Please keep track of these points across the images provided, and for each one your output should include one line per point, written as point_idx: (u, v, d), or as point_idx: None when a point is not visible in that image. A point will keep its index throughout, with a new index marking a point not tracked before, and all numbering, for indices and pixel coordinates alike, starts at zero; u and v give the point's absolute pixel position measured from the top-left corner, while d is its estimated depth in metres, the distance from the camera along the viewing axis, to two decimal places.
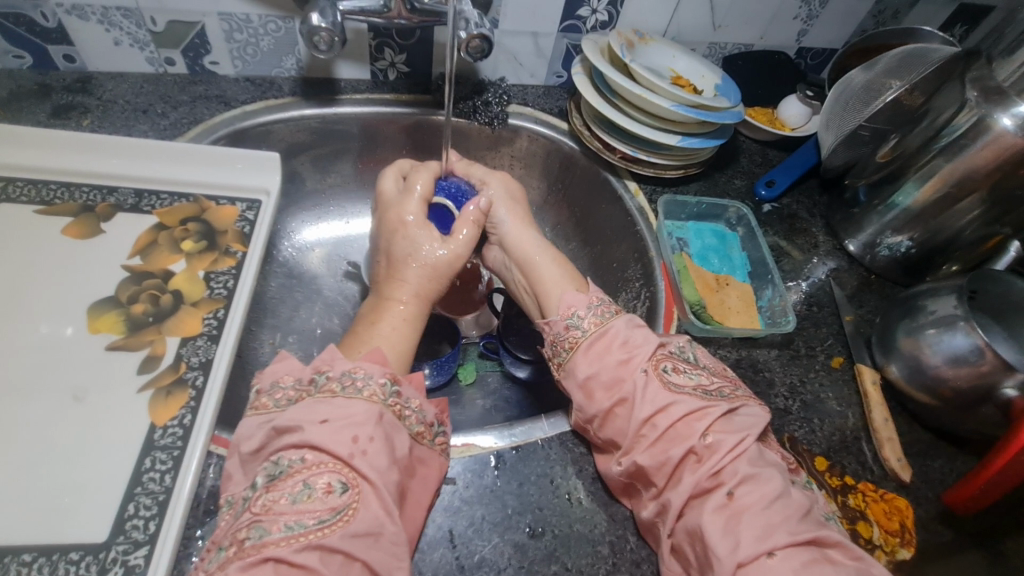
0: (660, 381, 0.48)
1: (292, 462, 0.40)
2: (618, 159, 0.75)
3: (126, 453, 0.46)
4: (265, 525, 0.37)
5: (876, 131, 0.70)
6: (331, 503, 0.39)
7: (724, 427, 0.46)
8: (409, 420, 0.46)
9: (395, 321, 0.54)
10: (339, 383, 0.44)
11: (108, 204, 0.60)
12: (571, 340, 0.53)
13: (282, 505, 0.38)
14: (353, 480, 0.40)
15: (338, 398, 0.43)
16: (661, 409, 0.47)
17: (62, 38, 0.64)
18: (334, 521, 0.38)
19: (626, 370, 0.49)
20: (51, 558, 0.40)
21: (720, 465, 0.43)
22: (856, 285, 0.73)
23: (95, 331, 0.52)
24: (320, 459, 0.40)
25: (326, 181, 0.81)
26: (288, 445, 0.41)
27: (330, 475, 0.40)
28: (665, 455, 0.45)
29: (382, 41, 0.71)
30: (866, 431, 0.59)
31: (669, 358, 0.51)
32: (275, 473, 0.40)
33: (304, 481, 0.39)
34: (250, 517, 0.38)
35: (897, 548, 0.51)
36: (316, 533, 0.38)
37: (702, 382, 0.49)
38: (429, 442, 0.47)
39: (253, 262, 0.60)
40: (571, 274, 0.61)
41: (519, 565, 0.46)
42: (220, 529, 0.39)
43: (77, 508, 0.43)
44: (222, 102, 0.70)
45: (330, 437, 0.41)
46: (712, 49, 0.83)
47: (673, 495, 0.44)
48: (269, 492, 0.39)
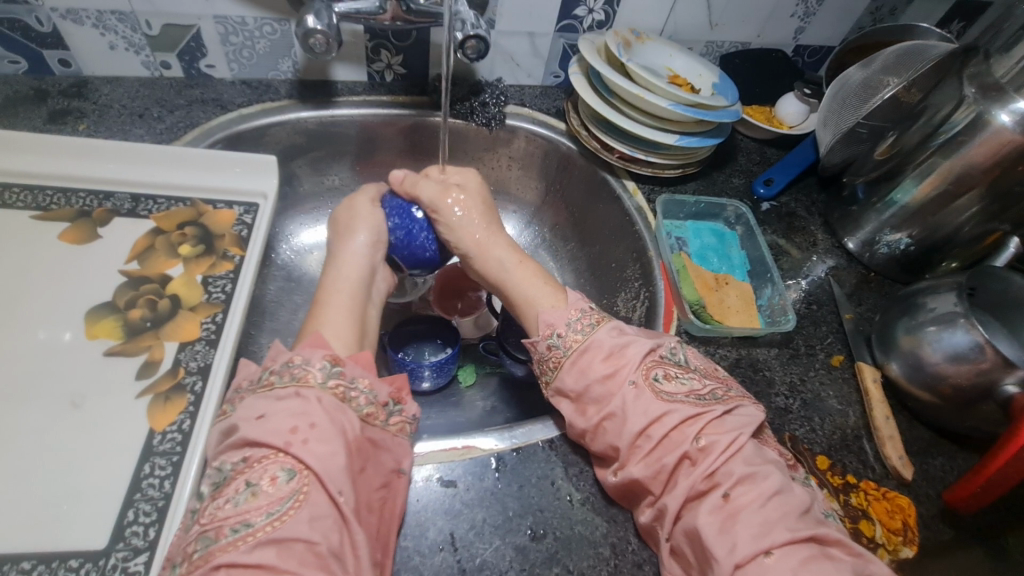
0: (652, 392, 0.47)
1: (234, 465, 0.41)
2: (616, 158, 0.75)
3: (125, 459, 0.46)
4: (212, 533, 0.37)
5: (875, 128, 0.68)
6: (277, 495, 0.39)
7: (717, 429, 0.46)
8: (357, 401, 0.46)
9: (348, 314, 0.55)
10: (277, 373, 0.45)
11: (104, 209, 0.60)
12: (554, 359, 0.52)
13: (227, 509, 0.38)
14: (299, 468, 0.40)
15: (275, 389, 0.44)
16: (656, 419, 0.46)
17: (57, 43, 0.64)
18: (282, 512, 0.38)
19: (613, 384, 0.49)
20: (50, 565, 0.40)
21: (714, 467, 0.43)
22: (855, 283, 0.72)
23: (93, 337, 0.52)
24: (259, 455, 0.41)
25: (324, 183, 0.81)
26: (228, 449, 0.42)
27: (273, 467, 0.40)
28: (659, 463, 0.45)
29: (379, 43, 0.71)
30: (867, 429, 0.59)
31: (661, 364, 0.50)
32: (219, 480, 0.41)
33: (247, 480, 0.39)
34: (199, 528, 0.38)
35: (900, 547, 0.51)
36: (266, 528, 0.37)
37: (694, 387, 0.48)
38: (381, 423, 0.47)
39: (251, 266, 0.59)
40: (550, 285, 0.59)
41: (520, 568, 0.46)
42: (172, 544, 0.39)
43: (76, 515, 0.43)
44: (218, 105, 0.70)
45: (264, 432, 0.41)
46: (709, 48, 0.83)
47: (670, 499, 0.44)
48: (215, 499, 0.39)
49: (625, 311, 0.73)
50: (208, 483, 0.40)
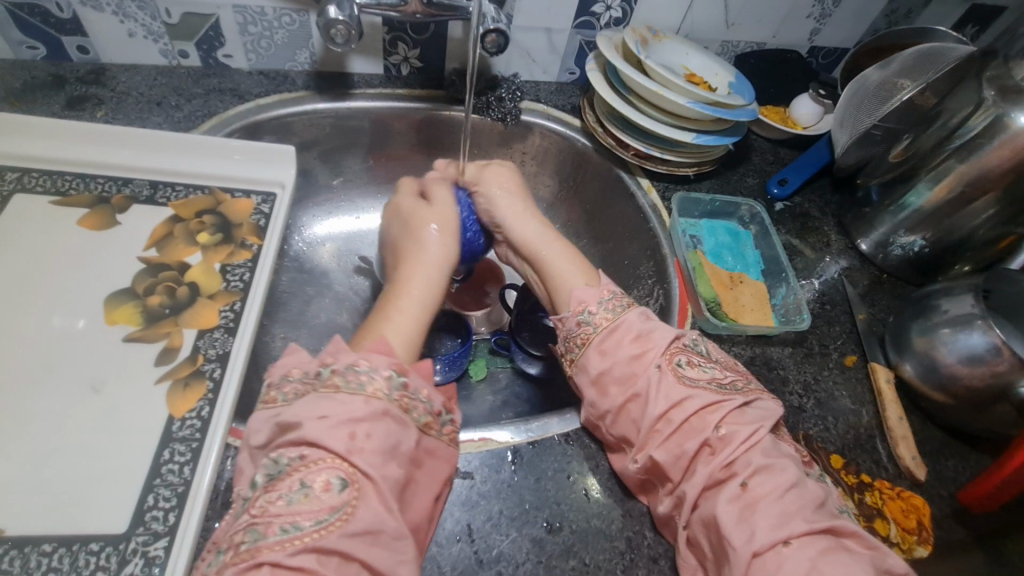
0: (674, 376, 0.48)
1: (291, 460, 0.40)
2: (631, 155, 0.75)
3: (145, 444, 0.46)
4: (260, 528, 0.37)
5: (889, 130, 0.69)
6: (329, 503, 0.38)
7: (736, 419, 0.46)
8: (416, 412, 0.45)
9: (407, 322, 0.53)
10: (341, 376, 0.44)
11: (123, 195, 0.60)
12: (583, 336, 0.52)
13: (279, 506, 0.38)
14: (352, 478, 0.40)
15: (341, 393, 0.43)
16: (677, 403, 0.46)
17: (76, 29, 0.64)
18: (331, 521, 0.38)
19: (640, 365, 0.49)
20: (71, 549, 0.40)
21: (734, 457, 0.43)
22: (867, 284, 0.73)
23: (112, 322, 0.52)
24: (317, 456, 0.40)
25: (337, 175, 0.81)
26: (288, 444, 0.41)
27: (329, 472, 0.39)
28: (680, 449, 0.45)
29: (396, 36, 0.71)
30: (880, 429, 0.59)
31: (685, 351, 0.50)
32: (273, 473, 0.40)
33: (301, 481, 0.39)
34: (248, 519, 0.38)
35: (913, 547, 0.51)
36: (314, 534, 0.37)
37: (716, 375, 0.49)
38: (436, 433, 0.46)
39: (268, 255, 0.59)
40: (584, 267, 0.59)
41: (536, 560, 0.46)
42: (218, 531, 0.39)
43: (96, 499, 0.43)
44: (235, 95, 0.70)
45: (328, 433, 0.40)
46: (724, 47, 0.83)
47: (689, 487, 0.44)
48: (267, 492, 0.39)
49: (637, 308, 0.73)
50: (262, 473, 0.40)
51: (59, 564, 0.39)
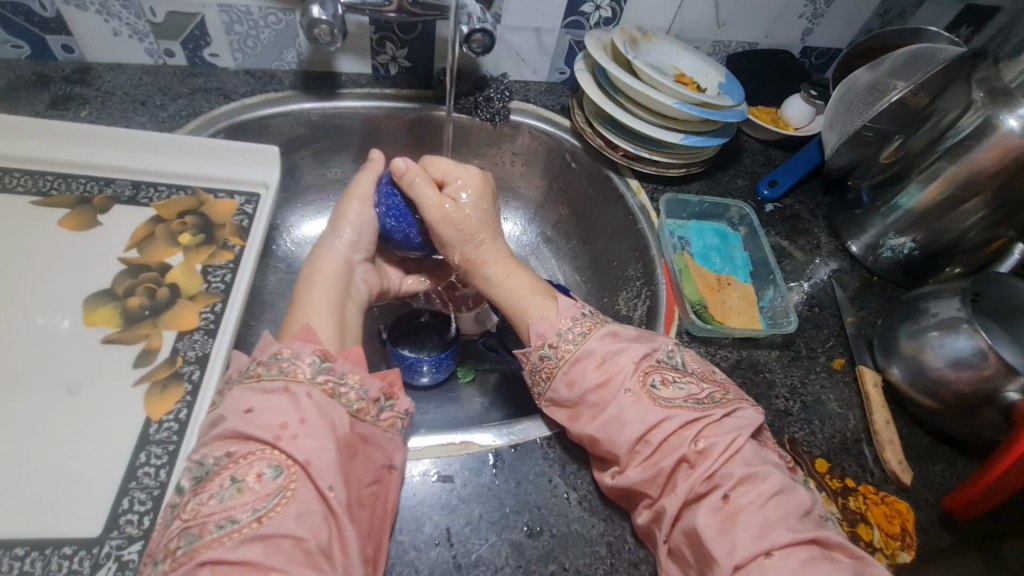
0: (650, 399, 0.47)
1: (219, 459, 0.40)
2: (620, 156, 0.74)
3: (121, 447, 0.45)
4: (194, 530, 0.37)
5: (882, 132, 0.67)
6: (264, 491, 0.38)
7: (714, 431, 0.45)
8: (346, 398, 0.45)
9: (326, 302, 0.55)
10: (265, 366, 0.44)
11: (105, 195, 0.60)
12: (547, 370, 0.52)
13: (211, 504, 0.38)
14: (287, 463, 0.40)
15: (263, 381, 0.43)
16: (654, 426, 0.46)
17: (60, 28, 0.64)
18: (269, 508, 0.38)
19: (607, 393, 0.48)
20: (43, 552, 0.40)
21: (714, 468, 0.43)
22: (857, 287, 0.72)
23: (91, 324, 0.52)
24: (247, 450, 0.40)
25: (326, 175, 0.81)
26: (216, 442, 0.41)
27: (261, 463, 0.39)
28: (657, 467, 0.45)
29: (384, 35, 0.71)
30: (867, 433, 0.58)
31: (659, 369, 0.49)
32: (201, 475, 0.40)
33: (232, 476, 0.39)
34: (182, 524, 0.38)
35: (897, 552, 0.50)
36: (253, 524, 0.37)
37: (692, 391, 0.48)
38: (371, 419, 0.46)
39: (251, 256, 0.59)
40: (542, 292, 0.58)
41: (516, 564, 0.46)
42: (153, 541, 0.38)
43: (70, 502, 0.42)
44: (221, 94, 0.69)
45: (253, 425, 0.41)
46: (716, 48, 0.83)
47: (668, 502, 0.44)
48: (198, 494, 0.39)
49: (625, 310, 0.73)
50: (190, 475, 0.40)
51: (31, 568, 0.39)
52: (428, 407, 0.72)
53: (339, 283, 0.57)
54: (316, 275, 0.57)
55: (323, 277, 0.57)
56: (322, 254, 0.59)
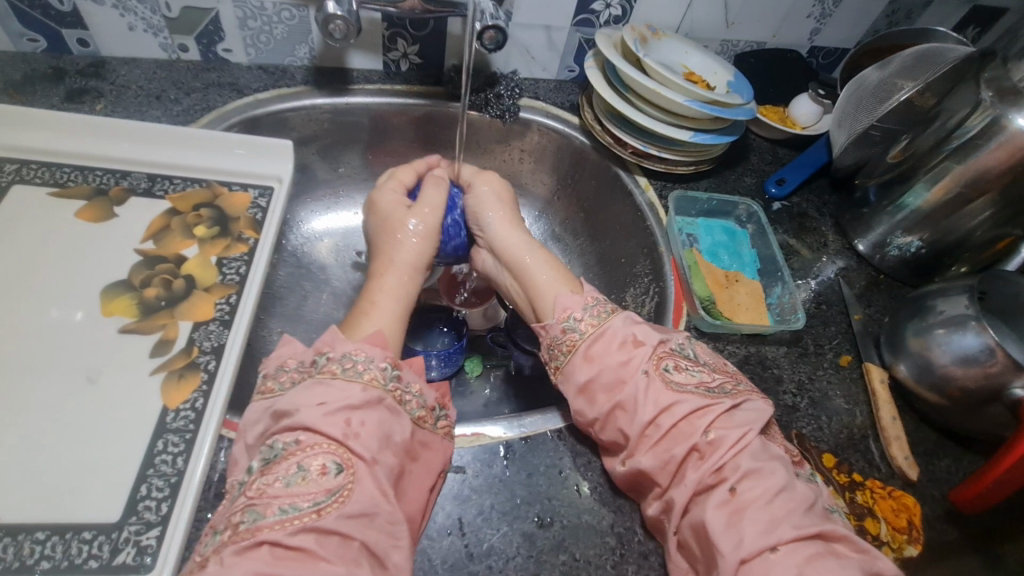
0: (663, 382, 0.48)
1: (287, 445, 0.41)
2: (629, 153, 0.75)
3: (139, 435, 0.46)
4: (259, 508, 0.38)
5: (888, 131, 0.69)
6: (326, 485, 0.39)
7: (725, 424, 0.46)
8: (409, 405, 0.46)
9: (394, 311, 0.55)
10: (339, 364, 0.45)
11: (121, 188, 0.61)
12: (569, 343, 0.53)
13: (276, 488, 0.39)
14: (349, 461, 0.40)
15: (337, 379, 0.44)
16: (665, 409, 0.47)
17: (76, 22, 0.64)
18: (328, 503, 0.38)
19: (627, 371, 0.49)
20: (64, 536, 0.41)
21: (723, 461, 0.44)
22: (864, 284, 0.73)
23: (108, 313, 0.53)
24: (315, 441, 0.41)
25: (335, 170, 0.81)
26: (284, 430, 0.42)
27: (325, 456, 0.40)
28: (668, 454, 0.45)
29: (396, 32, 0.71)
30: (874, 429, 0.59)
31: (672, 356, 0.50)
32: (269, 457, 0.41)
33: (299, 463, 0.40)
34: (245, 500, 0.39)
35: (904, 546, 0.51)
36: (311, 515, 0.38)
37: (704, 379, 0.49)
38: (430, 426, 0.47)
39: (265, 248, 0.60)
40: (567, 275, 0.60)
41: (527, 554, 0.46)
42: (217, 512, 0.40)
43: (90, 489, 0.43)
44: (234, 89, 0.70)
45: (323, 419, 0.41)
46: (724, 47, 0.83)
47: (678, 493, 0.44)
48: (264, 475, 0.39)
49: (633, 305, 0.73)
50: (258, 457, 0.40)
51: (52, 552, 0.40)
52: None
53: (408, 290, 0.58)
54: (387, 282, 0.58)
55: (394, 286, 0.58)
56: (386, 261, 0.59)
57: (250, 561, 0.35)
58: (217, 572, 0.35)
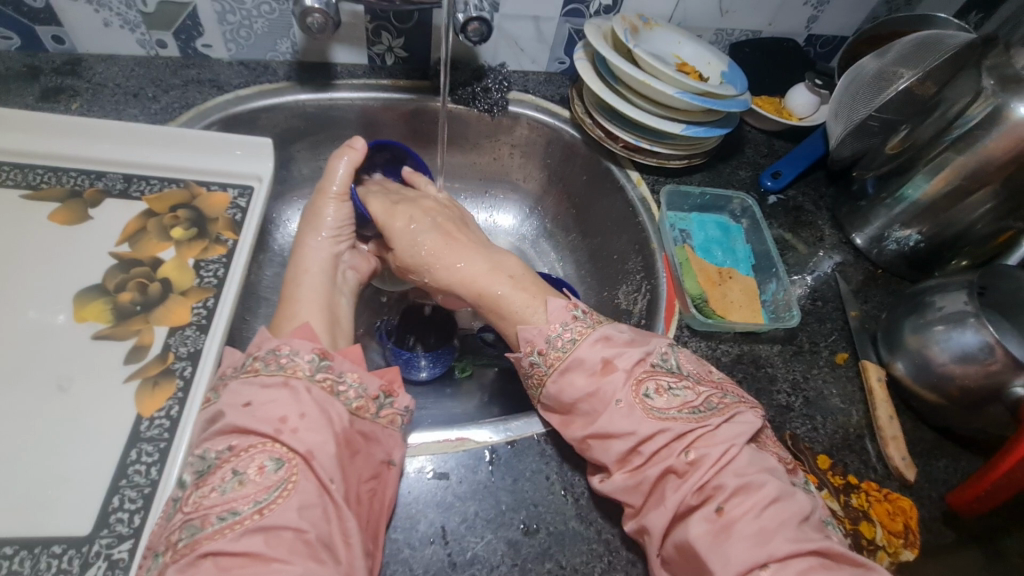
0: (642, 410, 0.46)
1: (220, 453, 0.40)
2: (620, 147, 0.73)
3: (111, 445, 0.45)
4: (196, 522, 0.37)
5: (886, 121, 0.67)
6: (265, 483, 0.38)
7: (707, 442, 0.44)
8: (346, 395, 0.45)
9: (315, 299, 0.55)
10: (262, 360, 0.44)
11: (96, 189, 0.59)
12: (537, 375, 0.50)
13: (213, 498, 0.38)
14: (288, 456, 0.40)
15: (260, 376, 0.43)
16: (647, 437, 0.45)
17: (50, 19, 0.63)
18: (269, 501, 0.38)
19: (599, 402, 0.47)
20: (33, 551, 0.40)
21: (704, 479, 0.42)
22: (861, 280, 0.71)
23: (81, 319, 0.51)
24: (248, 444, 0.40)
25: (321, 168, 0.79)
26: (216, 437, 0.41)
27: (262, 456, 0.39)
28: (643, 476, 0.44)
29: (380, 25, 0.69)
30: (870, 429, 0.57)
31: (653, 376, 0.48)
32: (202, 468, 0.40)
33: (233, 469, 0.39)
34: (182, 517, 0.38)
35: (900, 550, 0.50)
36: (253, 516, 0.37)
37: (688, 398, 0.47)
38: (370, 416, 0.45)
39: (244, 250, 0.58)
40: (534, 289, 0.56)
41: (512, 562, 0.45)
42: (153, 533, 0.38)
43: (60, 502, 0.42)
44: (215, 86, 0.68)
45: (253, 420, 0.41)
46: (719, 36, 0.81)
47: (657, 516, 0.43)
48: (199, 488, 0.39)
49: (626, 304, 0.72)
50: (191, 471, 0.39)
51: (20, 567, 0.39)
52: (426, 402, 0.72)
53: (326, 280, 0.57)
54: (303, 266, 0.58)
55: (309, 275, 0.57)
56: (303, 253, 0.59)
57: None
58: None
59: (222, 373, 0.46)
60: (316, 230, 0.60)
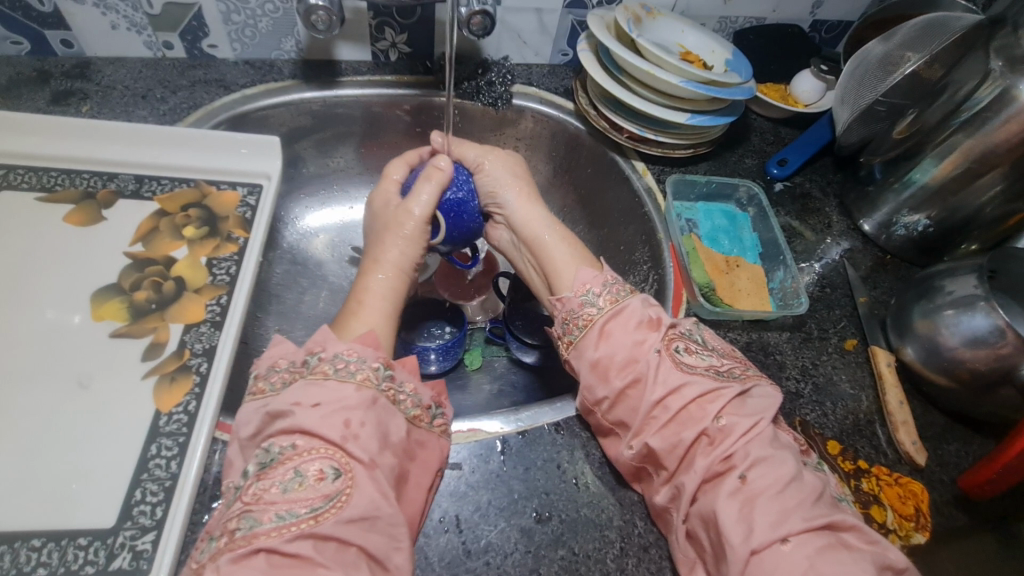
0: (671, 361, 0.48)
1: (283, 449, 0.41)
2: (625, 138, 0.73)
3: (132, 440, 0.46)
4: (255, 515, 0.37)
5: (893, 106, 0.67)
6: (323, 491, 0.39)
7: (736, 409, 0.45)
8: (404, 404, 0.46)
9: (381, 309, 0.55)
10: (330, 365, 0.44)
11: (109, 190, 0.60)
12: (585, 318, 0.52)
13: (273, 494, 0.38)
14: (346, 465, 0.40)
15: (330, 380, 0.43)
16: (673, 390, 0.46)
17: (59, 23, 0.63)
18: (326, 508, 0.38)
19: (641, 350, 0.48)
20: (60, 543, 0.41)
21: (732, 449, 0.43)
22: (870, 266, 0.71)
23: (99, 318, 0.52)
24: (311, 446, 0.40)
25: (328, 165, 0.80)
26: (279, 433, 0.42)
27: (323, 461, 0.40)
28: (677, 438, 0.45)
29: (383, 20, 0.69)
30: (880, 414, 0.57)
31: (682, 338, 0.50)
32: (265, 461, 0.40)
33: (295, 469, 0.39)
34: (240, 506, 0.38)
35: (912, 533, 0.50)
36: (309, 520, 0.38)
37: (713, 363, 0.48)
38: (425, 425, 0.47)
39: (254, 248, 0.59)
40: (583, 254, 0.59)
41: (525, 549, 0.46)
42: (213, 518, 0.40)
43: (84, 496, 0.43)
44: (221, 86, 0.69)
45: (321, 421, 0.41)
46: (722, 24, 0.81)
47: (686, 479, 0.43)
48: (260, 480, 0.39)
49: None
50: (254, 462, 0.40)
51: (48, 559, 0.40)
52: None
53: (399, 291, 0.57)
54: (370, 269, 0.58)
55: (379, 287, 0.56)
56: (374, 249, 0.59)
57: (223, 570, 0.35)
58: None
59: None
60: (398, 238, 0.58)
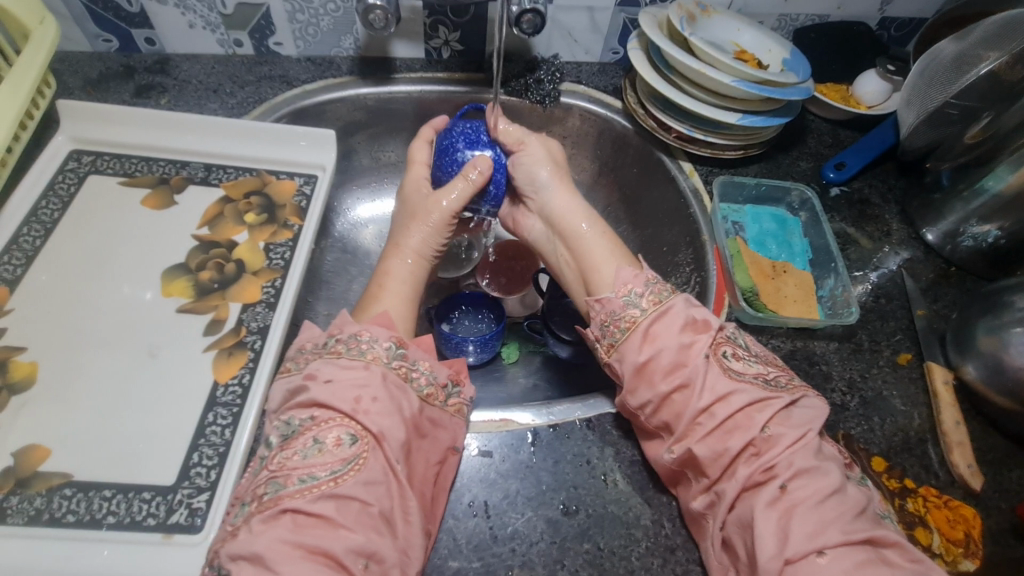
0: (720, 367, 0.46)
1: (303, 421, 0.43)
2: (673, 138, 0.72)
3: (191, 407, 0.50)
4: (280, 480, 0.41)
5: (967, 109, 0.62)
6: (342, 455, 0.41)
7: (783, 419, 0.44)
8: (418, 382, 0.47)
9: (401, 291, 0.58)
10: (344, 344, 0.47)
11: (180, 176, 0.65)
12: (628, 320, 0.50)
13: (296, 460, 0.41)
14: (362, 434, 0.43)
15: (342, 358, 0.46)
16: (722, 397, 0.45)
17: (144, 22, 0.69)
18: (345, 471, 0.41)
19: (687, 354, 0.47)
20: (127, 495, 0.45)
21: (777, 457, 0.42)
22: (931, 277, 0.67)
23: (167, 295, 0.57)
24: (327, 417, 0.43)
25: (379, 158, 0.83)
26: (297, 407, 0.44)
27: (339, 430, 0.42)
28: (723, 446, 0.44)
29: (437, 19, 0.71)
30: (933, 433, 0.54)
31: (729, 343, 0.49)
32: (287, 433, 0.43)
33: (314, 437, 0.42)
34: (267, 474, 0.42)
35: (959, 560, 0.47)
36: (329, 483, 0.40)
37: (762, 370, 0.47)
38: (439, 404, 0.48)
39: (309, 235, 0.63)
40: (622, 254, 0.59)
41: (551, 540, 0.46)
42: (242, 487, 0.43)
43: (148, 455, 0.47)
44: (284, 81, 0.73)
45: (332, 395, 0.44)
46: (782, 21, 0.78)
47: (728, 486, 0.43)
48: (283, 450, 0.42)
49: None
50: (277, 433, 0.43)
51: (116, 509, 0.44)
52: (474, 385, 0.74)
53: (419, 277, 0.61)
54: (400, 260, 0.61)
55: (401, 270, 0.60)
56: (407, 237, 0.62)
57: (268, 528, 0.38)
58: (247, 539, 0.38)
59: (290, 347, 0.50)
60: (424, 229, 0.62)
